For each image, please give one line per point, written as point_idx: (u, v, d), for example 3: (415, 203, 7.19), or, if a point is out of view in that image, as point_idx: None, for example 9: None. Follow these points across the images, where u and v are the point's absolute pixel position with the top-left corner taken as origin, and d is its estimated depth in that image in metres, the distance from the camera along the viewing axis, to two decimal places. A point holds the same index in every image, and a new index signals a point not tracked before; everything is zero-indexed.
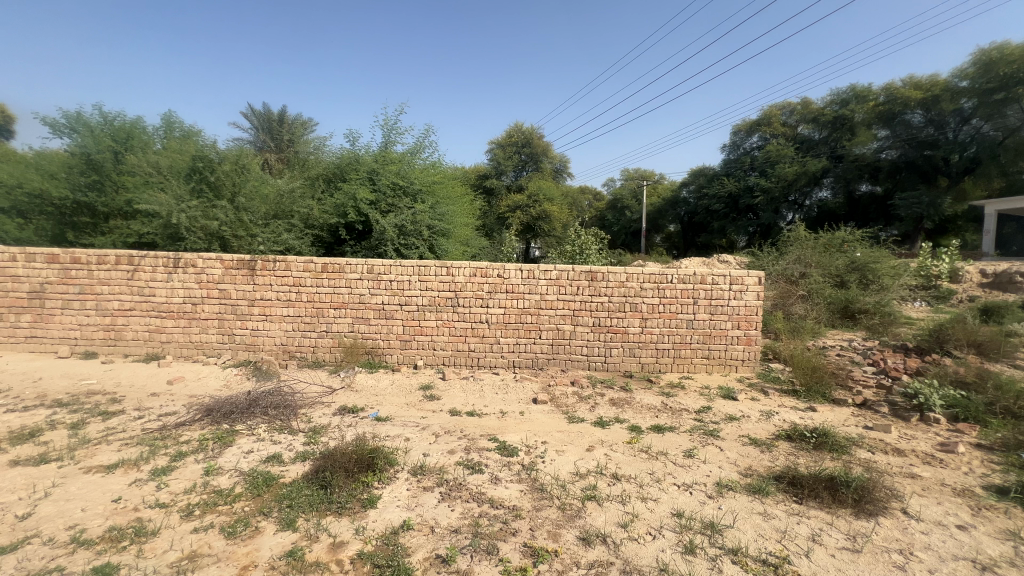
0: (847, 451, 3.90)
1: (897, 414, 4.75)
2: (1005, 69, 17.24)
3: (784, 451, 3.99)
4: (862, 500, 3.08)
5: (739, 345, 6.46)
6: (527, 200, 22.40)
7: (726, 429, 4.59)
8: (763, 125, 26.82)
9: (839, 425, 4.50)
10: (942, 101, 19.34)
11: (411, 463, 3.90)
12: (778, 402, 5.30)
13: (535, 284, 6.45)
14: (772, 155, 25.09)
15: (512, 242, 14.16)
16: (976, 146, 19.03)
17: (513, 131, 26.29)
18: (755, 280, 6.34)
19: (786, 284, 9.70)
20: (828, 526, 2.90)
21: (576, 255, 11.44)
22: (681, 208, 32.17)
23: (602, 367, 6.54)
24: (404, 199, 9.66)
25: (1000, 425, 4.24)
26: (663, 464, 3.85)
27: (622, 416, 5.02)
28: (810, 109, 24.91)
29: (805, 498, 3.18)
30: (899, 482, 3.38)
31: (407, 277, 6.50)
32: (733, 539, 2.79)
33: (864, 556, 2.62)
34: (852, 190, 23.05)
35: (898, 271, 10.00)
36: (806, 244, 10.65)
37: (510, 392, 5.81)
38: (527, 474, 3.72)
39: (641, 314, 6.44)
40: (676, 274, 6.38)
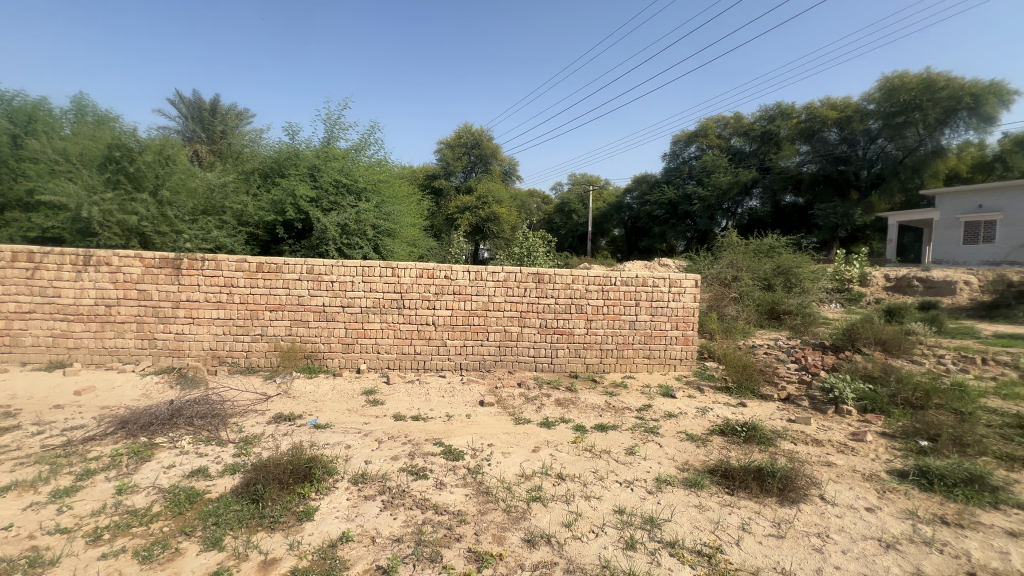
0: (773, 443, 4.17)
1: (816, 407, 5.15)
2: (904, 95, 19.52)
3: (717, 445, 4.21)
4: (786, 489, 3.29)
5: (677, 345, 6.75)
6: (476, 201, 22.47)
7: (665, 426, 4.78)
8: (700, 136, 28.28)
9: (766, 419, 4.82)
10: (853, 121, 21.34)
11: (351, 471, 3.74)
12: (712, 398, 5.60)
13: (482, 286, 6.42)
14: (708, 165, 26.41)
15: (461, 243, 14.07)
16: (882, 162, 21.31)
17: (462, 131, 26.16)
18: (693, 283, 6.68)
19: (720, 286, 10.24)
20: (756, 515, 3.07)
21: (524, 257, 11.55)
22: (625, 213, 33.40)
23: (548, 368, 6.61)
24: (348, 197, 9.34)
25: (901, 415, 4.70)
26: (605, 462, 3.94)
27: (567, 416, 5.09)
28: (742, 123, 26.63)
29: (736, 489, 3.36)
30: (817, 470, 3.66)
31: (350, 277, 6.26)
32: (671, 533, 2.89)
33: (788, 542, 2.78)
34: (777, 200, 24.92)
35: (818, 275, 10.89)
36: (738, 248, 11.32)
37: (457, 395, 5.74)
38: (473, 478, 3.68)
39: (587, 316, 6.59)
40: (620, 276, 6.58)
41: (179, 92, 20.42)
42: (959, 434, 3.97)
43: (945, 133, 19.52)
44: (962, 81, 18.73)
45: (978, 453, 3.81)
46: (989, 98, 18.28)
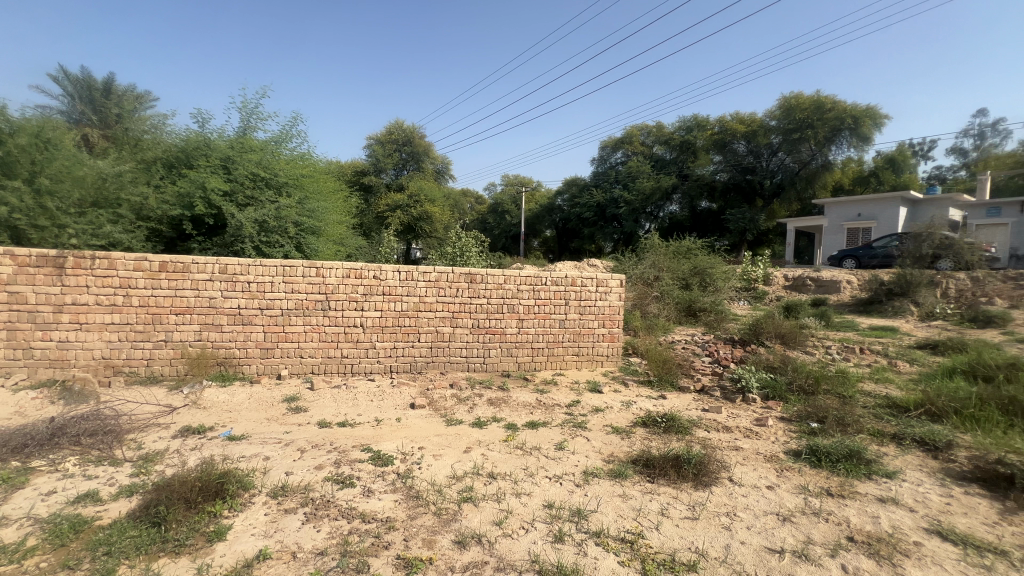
0: (689, 432, 4.49)
1: (726, 396, 5.60)
2: (800, 114, 21.79)
3: (640, 437, 4.44)
4: (700, 473, 3.56)
5: (605, 342, 7.05)
6: (407, 200, 21.97)
7: (593, 420, 4.97)
8: (626, 142, 29.71)
9: (683, 409, 5.18)
10: (758, 135, 23.45)
11: (270, 484, 3.51)
12: (636, 392, 5.92)
13: (413, 286, 6.29)
14: (632, 170, 27.78)
15: (392, 242, 13.72)
16: (781, 174, 23.50)
17: (393, 127, 25.53)
18: (618, 283, 7.01)
19: (643, 285, 10.84)
20: (674, 500, 3.28)
21: (457, 257, 11.49)
22: (556, 214, 34.32)
23: (480, 367, 6.61)
24: (267, 191, 8.77)
25: (796, 400, 5.24)
26: (536, 459, 4.01)
27: (499, 415, 5.13)
28: (663, 132, 28.34)
29: (656, 476, 3.58)
30: (727, 454, 3.98)
31: (269, 277, 5.86)
32: (597, 523, 3.01)
33: (701, 522, 2.99)
34: (694, 206, 26.76)
35: (729, 275, 11.85)
36: (660, 249, 12.02)
37: (386, 398, 5.57)
38: (403, 483, 3.60)
39: (518, 316, 6.68)
40: (550, 276, 6.75)
41: (64, 69, 18.03)
42: (841, 416, 4.50)
43: (832, 149, 22.05)
44: (846, 104, 21.25)
45: (857, 431, 4.34)
46: (866, 120, 20.89)
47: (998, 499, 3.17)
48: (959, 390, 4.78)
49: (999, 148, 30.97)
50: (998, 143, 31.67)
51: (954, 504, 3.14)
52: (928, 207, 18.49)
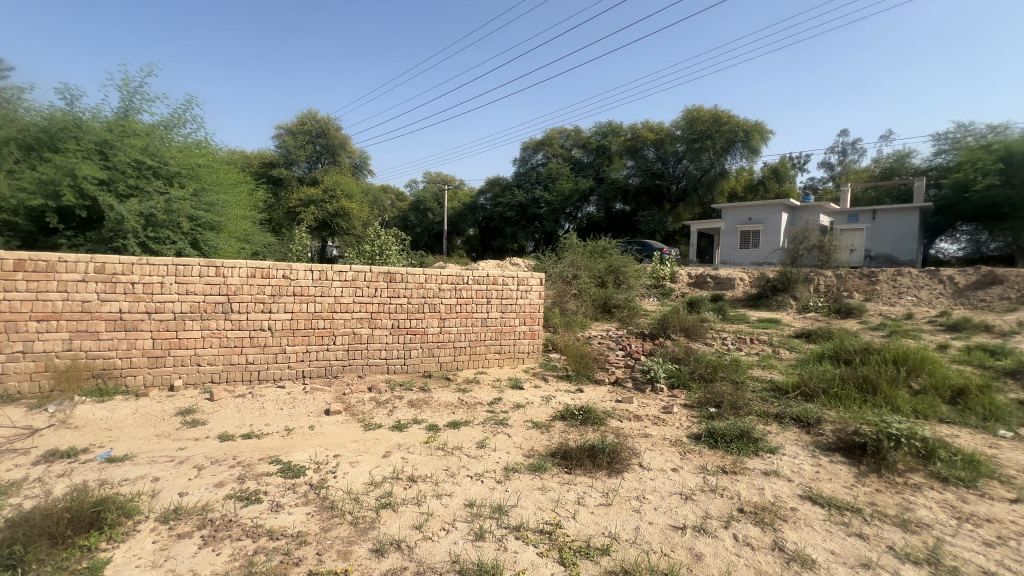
0: (603, 422, 4.73)
1: (637, 386, 5.98)
2: (701, 125, 23.80)
3: (558, 430, 4.60)
4: (613, 461, 3.76)
5: (525, 339, 7.21)
6: (322, 194, 20.77)
7: (514, 416, 5.06)
8: (546, 144, 30.58)
9: (599, 401, 5.45)
10: (666, 143, 25.29)
11: (160, 508, 3.15)
12: (555, 387, 6.12)
13: (328, 286, 5.98)
14: (552, 172, 28.62)
15: (304, 239, 12.92)
16: (686, 180, 25.70)
17: (305, 117, 24.03)
18: (538, 281, 7.23)
19: (562, 284, 11.22)
20: (589, 488, 3.44)
21: (375, 255, 11.08)
22: (479, 213, 34.41)
23: (401, 369, 6.45)
24: (155, 181, 7.86)
25: (697, 388, 5.73)
26: (457, 458, 4.00)
27: (420, 417, 5.04)
28: (581, 136, 29.55)
29: (573, 467, 3.73)
30: (637, 441, 4.25)
31: (158, 278, 5.25)
32: (517, 517, 3.07)
33: (614, 508, 3.17)
34: (609, 207, 28.15)
35: (640, 273, 12.66)
36: (578, 248, 12.52)
37: (298, 406, 5.24)
38: (316, 494, 3.41)
39: (440, 315, 6.61)
40: (472, 275, 6.77)
41: None
42: (734, 400, 5.00)
43: (728, 159, 24.37)
44: (739, 119, 23.57)
45: (747, 413, 4.84)
46: (755, 134, 23.35)
47: (854, 464, 3.71)
48: (826, 373, 5.52)
49: (857, 163, 36.14)
50: (856, 159, 36.94)
51: (822, 471, 3.62)
52: (805, 213, 21.08)
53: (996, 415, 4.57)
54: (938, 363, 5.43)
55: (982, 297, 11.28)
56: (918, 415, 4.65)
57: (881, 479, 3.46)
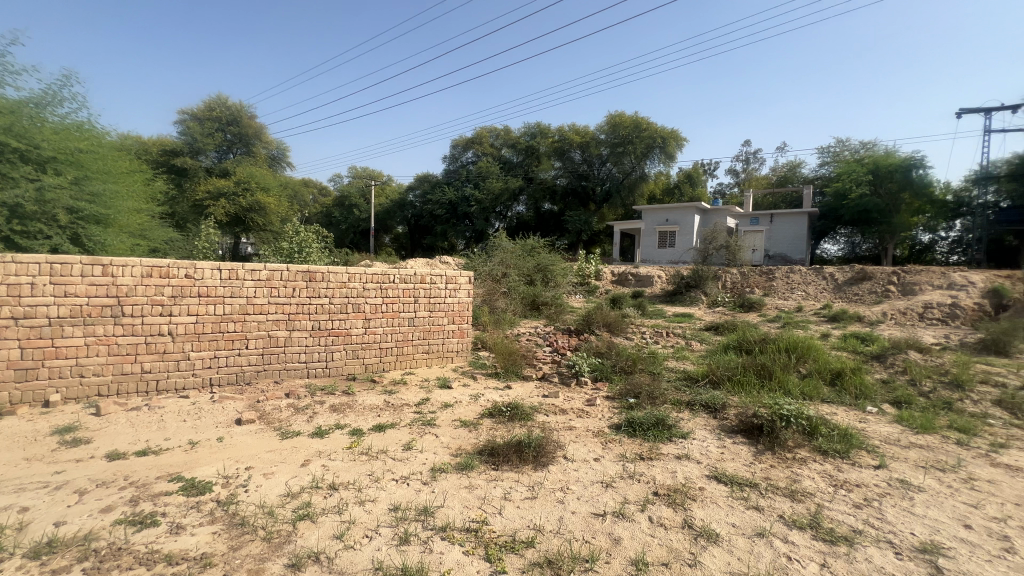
0: (530, 417, 4.83)
1: (563, 381, 6.16)
2: (623, 130, 24.99)
3: (486, 427, 4.63)
4: (539, 455, 3.85)
5: (454, 338, 7.17)
6: (234, 187, 19.18)
7: (442, 416, 5.01)
8: (475, 143, 30.60)
9: (526, 397, 5.55)
10: (591, 146, 26.30)
11: (30, 542, 2.75)
12: (484, 384, 6.15)
13: (239, 286, 5.54)
14: (482, 170, 28.69)
15: (213, 236, 11.88)
16: (610, 182, 26.85)
17: (213, 103, 22.09)
18: (466, 280, 7.20)
19: (492, 282, 11.28)
20: (516, 483, 3.49)
21: (294, 253, 10.44)
22: (408, 210, 33.64)
23: (322, 372, 6.13)
24: (23, 166, 6.84)
25: (618, 380, 6.03)
26: (382, 462, 3.88)
27: (342, 422, 4.83)
28: (510, 136, 29.87)
29: (500, 463, 3.76)
30: (562, 434, 4.38)
31: (27, 278, 4.56)
32: (444, 517, 3.04)
33: (539, 500, 3.24)
34: (538, 207, 28.73)
35: (567, 271, 13.06)
36: (507, 247, 12.64)
37: (204, 417, 4.80)
38: (224, 511, 3.15)
39: (364, 315, 6.37)
40: (398, 274, 6.60)
41: None
42: (651, 391, 5.32)
43: (648, 163, 25.79)
44: (657, 126, 25.03)
45: (662, 402, 5.17)
46: (672, 141, 24.91)
47: (753, 444, 4.09)
48: (731, 362, 6.04)
49: (758, 172, 39.88)
50: (757, 168, 40.73)
51: (726, 452, 3.96)
52: (714, 216, 22.86)
53: (864, 393, 5.27)
54: (821, 350, 6.15)
55: (856, 291, 12.93)
56: (805, 396, 5.23)
57: (774, 455, 3.85)
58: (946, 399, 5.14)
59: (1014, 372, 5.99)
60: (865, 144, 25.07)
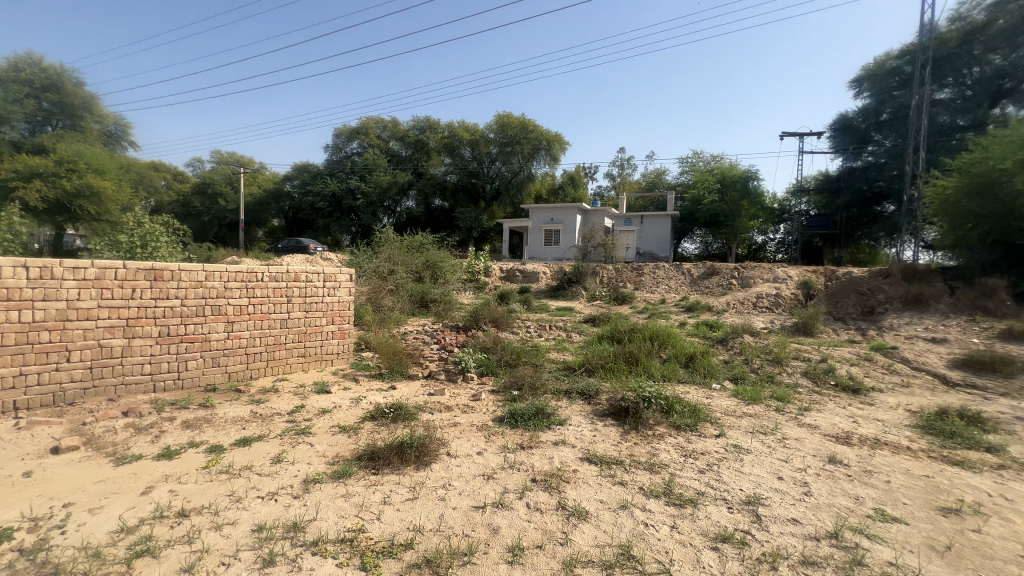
0: (414, 417, 4.74)
1: (449, 378, 6.16)
2: (511, 131, 25.71)
3: (367, 431, 4.44)
4: (421, 455, 3.79)
5: (334, 340, 6.76)
6: (55, 167, 15.83)
7: (318, 423, 4.68)
8: (361, 133, 29.11)
9: (411, 396, 5.44)
10: (480, 144, 26.60)
11: None
12: (367, 387, 5.88)
13: (55, 287, 4.57)
14: (369, 163, 27.39)
15: (23, 225, 9.69)
16: (499, 181, 27.40)
17: (22, 63, 18.01)
18: (347, 277, 6.83)
19: (378, 280, 10.84)
20: (396, 485, 3.40)
21: (137, 248, 8.94)
22: (285, 202, 30.96)
23: (173, 386, 5.34)
24: None
25: (504, 373, 6.19)
26: (245, 480, 3.51)
27: (197, 439, 4.27)
28: (398, 129, 28.95)
29: (380, 467, 3.63)
30: (446, 431, 4.38)
31: None
32: (316, 531, 2.85)
33: (420, 500, 3.20)
34: (428, 203, 28.30)
35: (456, 268, 13.05)
36: (395, 242, 12.24)
37: (4, 449, 3.88)
38: (30, 561, 2.58)
39: (226, 317, 5.69)
40: (268, 272, 6.02)
41: None
42: (533, 382, 5.56)
43: (534, 164, 26.78)
44: (542, 128, 26.14)
45: (543, 392, 5.43)
46: (556, 144, 26.20)
47: (621, 424, 4.50)
48: (605, 351, 6.56)
49: (631, 177, 43.78)
50: (630, 173, 44.63)
51: (597, 434, 4.29)
52: (594, 216, 24.58)
53: (710, 373, 6.10)
54: (678, 337, 6.96)
55: (707, 285, 14.89)
56: (665, 378, 5.89)
57: (637, 433, 4.27)
58: (769, 373, 6.18)
59: (817, 349, 7.39)
60: (715, 157, 28.93)
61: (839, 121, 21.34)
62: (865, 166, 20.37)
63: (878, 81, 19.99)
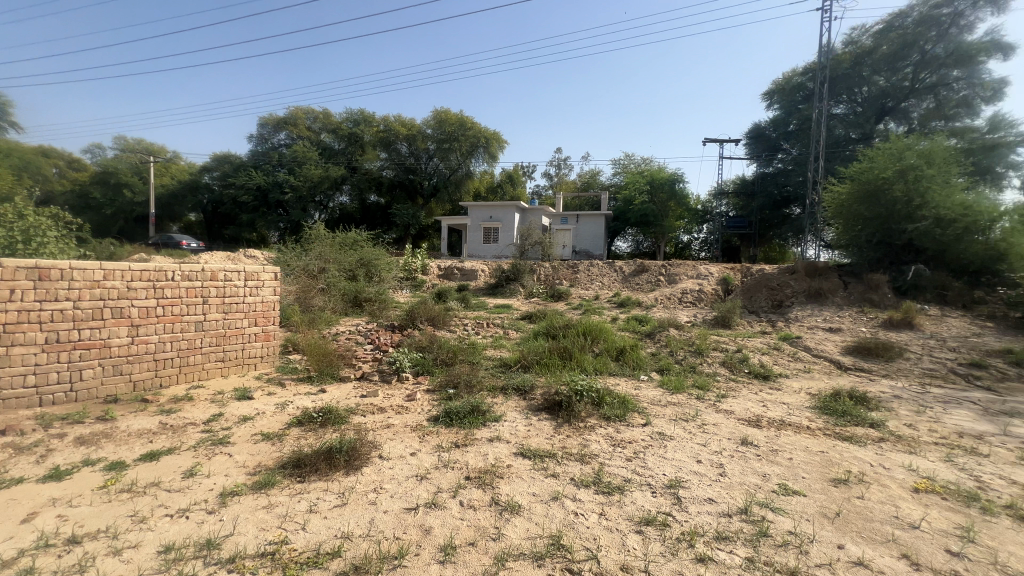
0: (345, 421, 4.56)
1: (383, 378, 5.99)
2: (449, 127, 25.48)
3: (293, 437, 4.21)
4: (351, 459, 3.66)
5: (257, 342, 6.36)
6: None
7: (238, 431, 4.37)
8: (289, 124, 27.50)
9: (342, 399, 5.23)
10: (417, 140, 26.10)
11: None
12: (294, 391, 5.58)
13: None
14: (298, 155, 25.88)
15: None
16: (437, 177, 27.04)
17: None
18: (271, 276, 6.46)
19: (307, 278, 10.33)
20: (324, 493, 3.25)
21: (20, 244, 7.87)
22: (203, 195, 28.66)
23: (65, 398, 4.75)
24: None
25: (440, 372, 6.13)
26: (152, 497, 3.21)
27: (94, 456, 3.83)
28: (330, 121, 27.67)
29: (306, 475, 3.46)
30: (378, 433, 4.25)
31: None
32: (233, 547, 2.66)
33: (349, 506, 3.08)
34: (363, 199, 27.38)
35: (392, 266, 12.72)
36: (326, 239, 11.70)
37: None
38: None
39: (130, 321, 5.15)
40: (179, 271, 5.53)
41: None
42: (469, 380, 5.55)
43: (472, 161, 26.71)
44: (481, 126, 26.14)
45: (479, 389, 5.44)
46: (494, 142, 26.33)
47: (554, 418, 4.60)
48: (540, 347, 6.69)
49: (567, 177, 44.90)
50: (566, 173, 45.73)
51: (531, 429, 4.36)
52: (532, 214, 24.93)
53: (639, 365, 6.40)
54: (609, 331, 7.23)
55: (638, 281, 15.60)
56: (596, 372, 6.11)
57: (570, 426, 4.39)
58: (692, 364, 6.59)
59: (733, 340, 7.99)
60: (644, 160, 30.37)
61: (754, 130, 23.19)
62: (776, 172, 22.29)
63: (787, 95, 21.98)
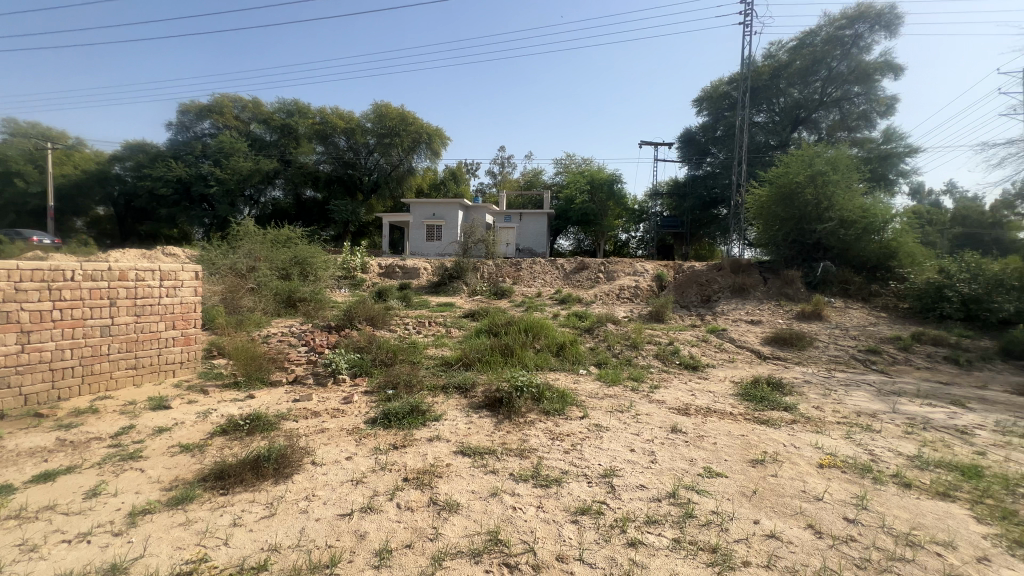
0: (275, 428, 4.31)
1: (318, 382, 5.73)
2: (390, 122, 24.87)
3: (216, 448, 3.92)
4: (281, 467, 3.47)
5: (175, 347, 5.89)
6: None
7: (153, 444, 4.01)
8: (214, 112, 25.51)
9: (273, 405, 4.95)
10: (356, 134, 25.22)
11: None
12: (219, 398, 5.21)
13: None
14: (225, 146, 23.95)
15: None
16: (377, 173, 26.28)
17: None
18: (191, 275, 6.02)
19: (235, 278, 9.67)
20: (249, 504, 3.07)
21: None
22: (113, 186, 26.02)
23: None
24: None
25: (379, 373, 5.96)
26: (46, 523, 2.87)
27: None
28: (260, 111, 25.97)
29: (230, 486, 3.24)
30: (311, 439, 4.07)
31: None
32: (143, 569, 2.44)
33: (278, 517, 2.93)
34: (298, 194, 26.07)
35: (329, 264, 12.19)
36: (256, 236, 11.01)
37: None
38: None
39: (20, 326, 4.57)
40: (81, 270, 4.99)
41: None
42: (409, 379, 5.44)
43: (414, 157, 26.23)
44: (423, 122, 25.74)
45: (419, 389, 5.35)
46: (436, 139, 26.05)
47: (495, 415, 4.62)
48: (482, 345, 6.70)
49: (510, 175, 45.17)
50: (509, 171, 45.97)
51: (471, 427, 4.35)
52: (475, 212, 24.86)
53: (578, 360, 6.57)
54: (550, 327, 7.36)
55: (579, 278, 16.00)
56: (537, 367, 6.20)
57: (510, 422, 4.43)
58: (628, 357, 6.86)
59: (666, 334, 8.41)
60: (585, 160, 31.19)
61: (685, 135, 24.51)
62: (705, 175, 23.70)
63: (715, 103, 23.44)
